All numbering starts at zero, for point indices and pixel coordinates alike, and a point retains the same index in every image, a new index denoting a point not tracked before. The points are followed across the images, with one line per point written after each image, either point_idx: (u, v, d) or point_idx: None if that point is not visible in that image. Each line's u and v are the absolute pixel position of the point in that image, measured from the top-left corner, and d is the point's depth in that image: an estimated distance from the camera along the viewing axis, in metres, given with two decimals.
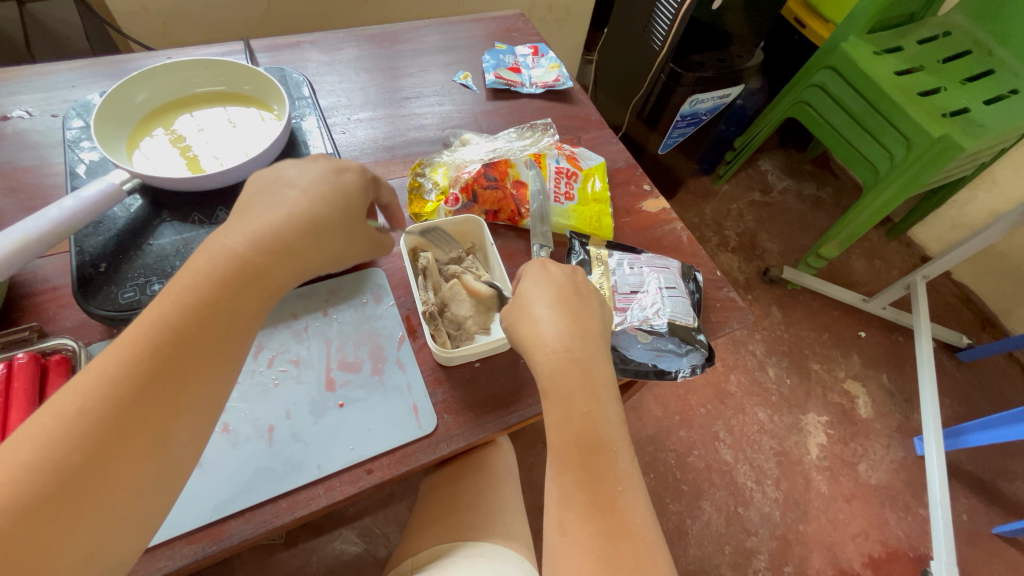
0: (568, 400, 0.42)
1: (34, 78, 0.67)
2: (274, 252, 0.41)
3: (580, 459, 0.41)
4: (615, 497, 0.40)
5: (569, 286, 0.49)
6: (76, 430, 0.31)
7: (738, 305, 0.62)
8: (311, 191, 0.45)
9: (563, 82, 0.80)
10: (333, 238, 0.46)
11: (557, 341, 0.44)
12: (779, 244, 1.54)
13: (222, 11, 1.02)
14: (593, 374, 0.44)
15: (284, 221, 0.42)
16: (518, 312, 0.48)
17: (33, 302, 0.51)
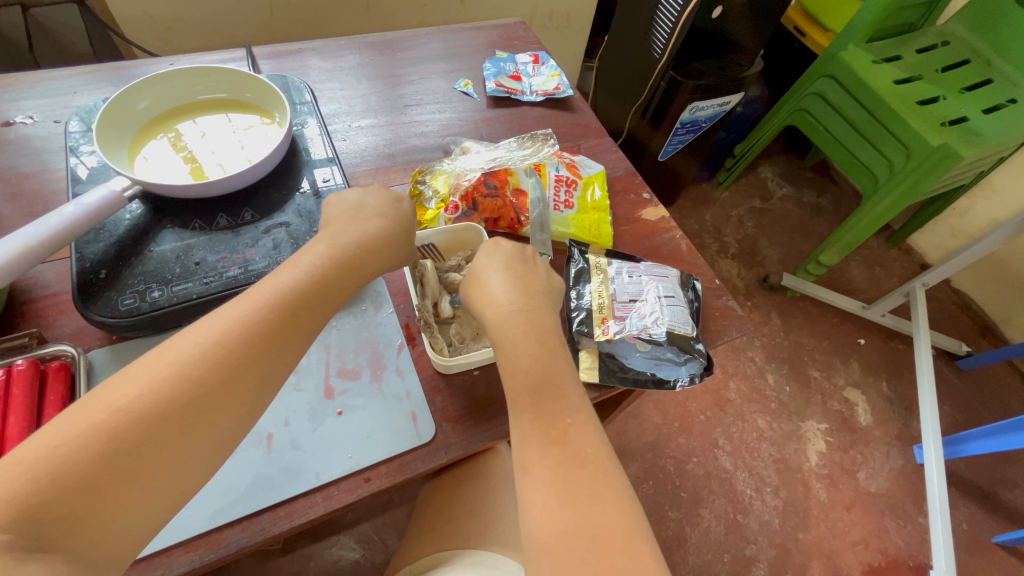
0: (515, 346, 0.44)
1: (37, 83, 0.68)
2: (367, 263, 0.47)
3: (532, 400, 0.42)
4: (566, 429, 0.40)
5: (518, 254, 0.52)
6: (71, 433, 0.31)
7: (737, 313, 0.62)
8: (385, 208, 0.51)
9: (563, 90, 0.81)
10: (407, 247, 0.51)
11: (509, 298, 0.47)
12: (778, 251, 1.54)
13: (224, 17, 1.02)
14: (541, 323, 0.46)
15: (376, 239, 0.48)
16: (473, 280, 0.50)
17: (33, 307, 0.51)
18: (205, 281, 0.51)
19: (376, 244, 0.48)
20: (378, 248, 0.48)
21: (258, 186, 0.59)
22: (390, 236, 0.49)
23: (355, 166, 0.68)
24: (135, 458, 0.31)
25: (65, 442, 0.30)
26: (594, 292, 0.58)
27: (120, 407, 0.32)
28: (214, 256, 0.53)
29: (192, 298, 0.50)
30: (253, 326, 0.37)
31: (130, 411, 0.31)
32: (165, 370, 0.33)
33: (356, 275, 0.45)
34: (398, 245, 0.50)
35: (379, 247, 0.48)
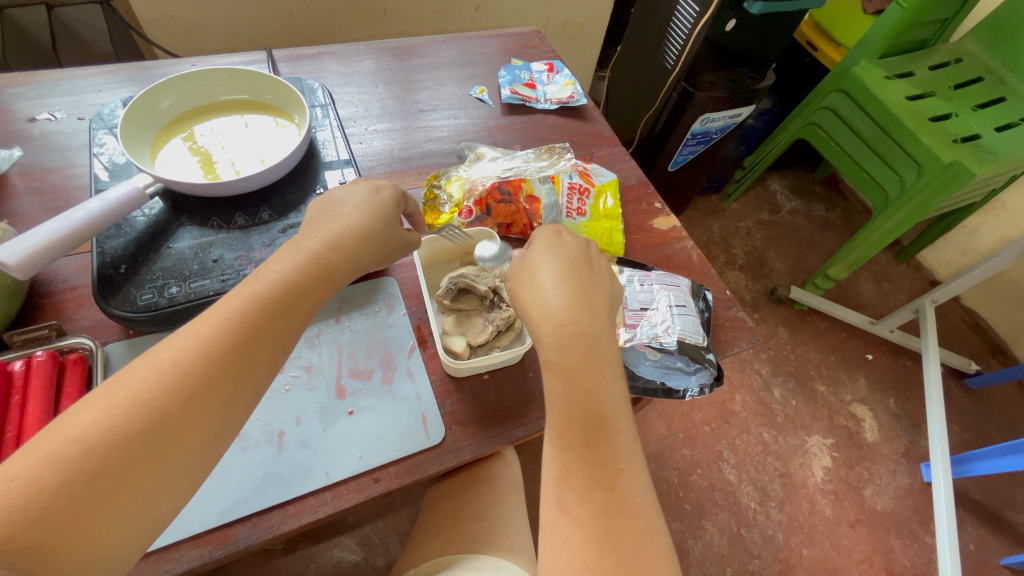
0: (573, 370, 0.43)
1: (63, 81, 0.69)
2: (338, 267, 0.46)
3: (584, 437, 0.41)
4: (617, 475, 0.40)
5: (581, 258, 0.49)
6: (89, 431, 0.32)
7: (746, 324, 0.62)
8: (355, 214, 0.49)
9: (577, 99, 0.82)
10: (390, 236, 0.51)
11: (560, 306, 0.45)
12: (786, 264, 1.54)
13: (245, 20, 1.04)
14: (598, 351, 0.44)
15: (350, 244, 0.47)
16: (527, 268, 0.49)
17: (52, 300, 0.52)
18: (222, 278, 0.52)
19: (359, 234, 0.48)
20: (352, 250, 0.47)
21: (277, 185, 0.60)
22: (368, 237, 0.48)
23: (371, 168, 0.69)
24: (135, 453, 0.33)
25: (16, 479, 0.30)
26: None
27: (74, 445, 0.31)
28: (231, 254, 0.54)
29: (208, 294, 0.51)
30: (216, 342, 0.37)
31: (83, 444, 0.32)
32: (115, 405, 0.33)
33: (326, 283, 0.45)
34: (373, 249, 0.49)
35: (349, 253, 0.47)
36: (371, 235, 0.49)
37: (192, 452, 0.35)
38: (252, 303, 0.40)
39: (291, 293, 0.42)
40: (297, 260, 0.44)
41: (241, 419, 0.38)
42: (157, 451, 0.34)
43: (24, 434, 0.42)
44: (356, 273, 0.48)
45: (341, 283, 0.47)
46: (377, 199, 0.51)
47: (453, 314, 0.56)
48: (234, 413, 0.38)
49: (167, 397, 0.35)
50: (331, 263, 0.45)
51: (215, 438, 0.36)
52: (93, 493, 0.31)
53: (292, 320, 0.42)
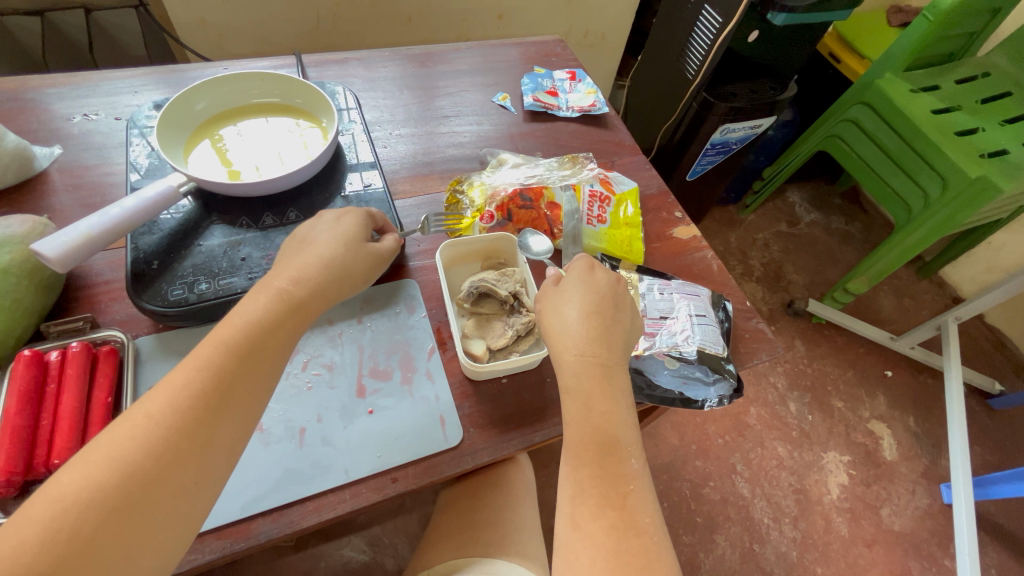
0: (589, 399, 0.43)
1: (102, 82, 0.72)
2: (308, 304, 0.44)
3: (597, 456, 0.41)
4: (627, 494, 0.40)
5: (609, 294, 0.50)
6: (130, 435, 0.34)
7: (766, 336, 0.62)
8: (322, 247, 0.47)
9: (598, 107, 0.82)
10: (363, 255, 0.49)
11: (580, 338, 0.46)
12: (804, 276, 1.53)
13: (275, 25, 1.06)
14: (613, 378, 0.45)
15: (322, 278, 0.45)
16: (554, 298, 0.50)
17: (86, 293, 0.53)
18: (250, 276, 0.53)
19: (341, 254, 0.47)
20: (327, 290, 0.46)
21: (304, 186, 0.61)
22: (340, 270, 0.47)
23: (394, 172, 0.70)
24: (169, 453, 0.34)
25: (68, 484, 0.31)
26: None
27: (53, 505, 0.30)
28: (259, 253, 0.55)
29: (236, 291, 0.52)
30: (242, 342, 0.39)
31: (127, 445, 0.33)
32: (97, 470, 0.32)
33: (296, 320, 0.43)
34: (349, 279, 0.48)
35: (325, 290, 0.46)
36: (346, 265, 0.47)
37: (176, 503, 0.34)
38: (248, 329, 0.40)
39: (267, 335, 0.41)
40: (265, 304, 0.42)
41: (220, 463, 0.37)
42: (136, 504, 0.32)
43: (58, 420, 0.44)
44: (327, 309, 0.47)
45: (313, 318, 0.45)
46: (342, 224, 0.50)
47: (473, 317, 0.56)
48: (211, 458, 0.36)
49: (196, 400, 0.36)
50: (300, 298, 0.43)
51: (194, 487, 0.35)
52: (68, 566, 0.29)
53: (265, 360, 0.40)
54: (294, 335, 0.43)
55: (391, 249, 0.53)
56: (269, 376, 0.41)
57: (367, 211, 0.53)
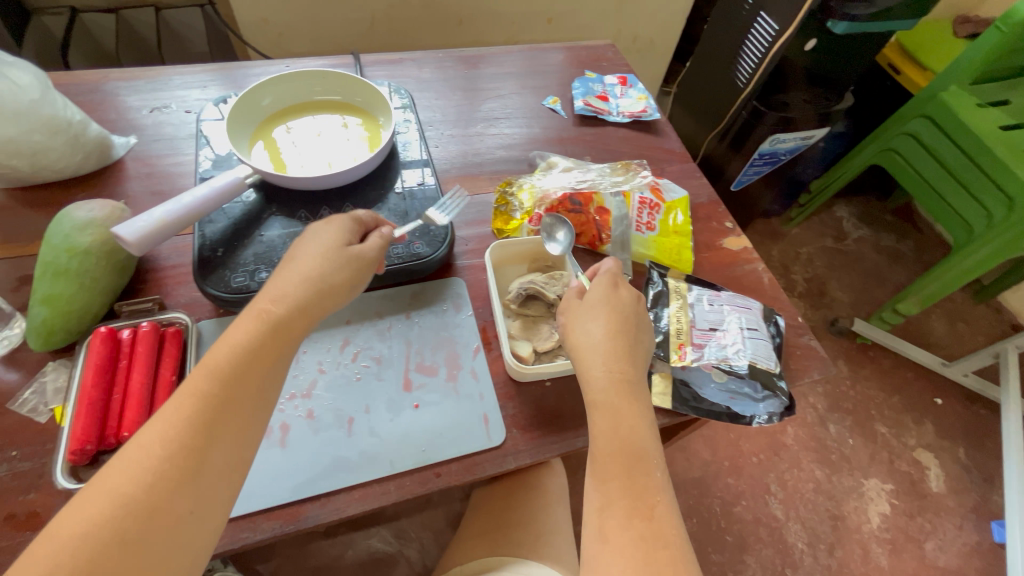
0: (618, 415, 0.43)
1: (176, 77, 0.75)
2: (291, 322, 0.43)
3: (626, 467, 0.41)
4: (654, 505, 0.40)
5: (633, 313, 0.49)
6: (168, 426, 0.35)
7: (818, 354, 0.60)
8: (302, 265, 0.45)
9: (649, 113, 0.81)
10: (340, 264, 0.46)
11: (605, 359, 0.45)
12: (850, 294, 1.47)
13: (332, 25, 1.09)
14: (639, 394, 0.45)
15: (303, 295, 0.43)
16: (579, 314, 0.49)
17: (154, 276, 0.55)
18: None
19: (332, 260, 0.46)
20: (313, 309, 0.44)
21: (359, 183, 0.62)
22: (324, 287, 0.45)
23: (445, 171, 0.71)
24: (203, 439, 0.35)
25: (117, 474, 0.33)
26: (672, 317, 0.57)
27: (105, 496, 0.32)
28: None
29: None
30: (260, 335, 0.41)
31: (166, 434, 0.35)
32: (104, 505, 0.31)
33: (281, 340, 0.42)
34: (334, 295, 0.46)
35: (310, 308, 0.44)
36: (326, 280, 0.45)
37: (212, 488, 0.35)
38: (264, 328, 0.41)
39: (251, 358, 0.40)
40: (249, 328, 0.41)
41: (237, 465, 0.37)
42: (178, 488, 0.33)
43: (127, 397, 0.46)
44: (315, 324, 0.45)
45: (301, 334, 0.44)
46: (322, 236, 0.48)
47: (520, 318, 0.57)
48: (206, 482, 0.35)
49: (224, 387, 0.38)
50: (279, 316, 0.42)
51: (226, 474, 0.36)
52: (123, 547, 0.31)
53: (253, 382, 0.39)
54: (283, 357, 0.42)
55: (375, 249, 0.49)
56: (260, 396, 0.39)
57: (349, 215, 0.50)
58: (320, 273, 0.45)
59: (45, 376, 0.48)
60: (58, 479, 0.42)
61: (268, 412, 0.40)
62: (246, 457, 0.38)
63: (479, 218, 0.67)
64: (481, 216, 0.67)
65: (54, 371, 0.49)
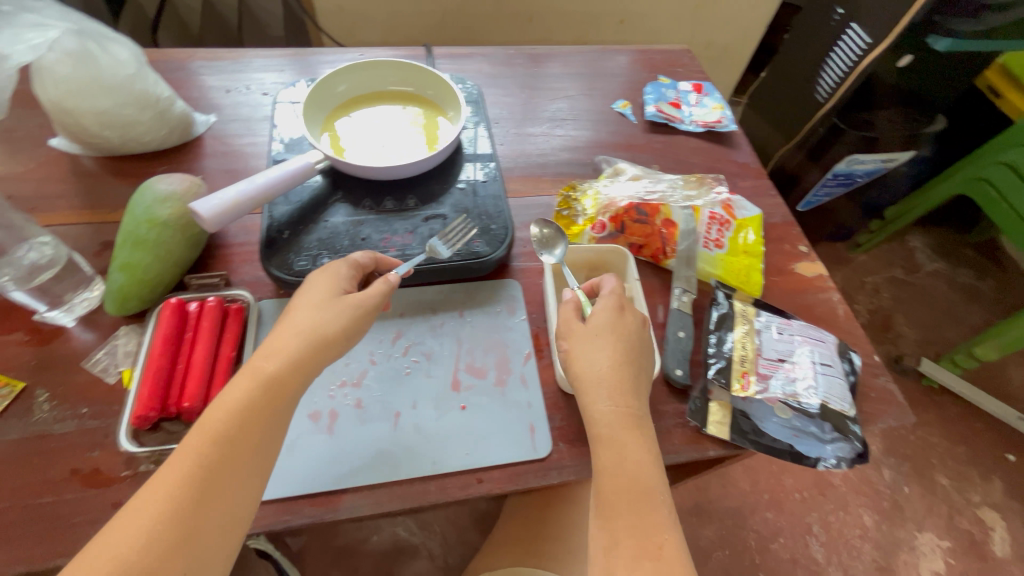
0: (623, 448, 0.41)
1: (256, 60, 0.77)
2: (287, 377, 0.41)
3: (631, 504, 0.39)
4: (663, 543, 0.38)
5: (637, 342, 0.47)
6: (168, 488, 0.35)
7: (895, 399, 0.55)
8: (299, 320, 0.43)
9: (724, 124, 0.77)
10: (336, 312, 0.44)
11: (609, 393, 0.43)
12: (917, 331, 1.37)
13: (404, 16, 1.10)
14: (645, 429, 0.43)
15: (298, 351, 0.42)
16: (580, 343, 0.46)
17: (222, 252, 0.57)
18: None
19: (333, 308, 0.44)
20: (309, 365, 0.42)
21: (424, 176, 0.62)
22: (320, 339, 0.43)
23: (508, 170, 0.70)
24: (198, 499, 0.35)
25: (116, 538, 0.33)
26: (737, 342, 0.54)
27: (100, 560, 0.32)
28: (378, 236, 0.57)
29: None
30: (257, 390, 0.40)
31: (163, 495, 0.35)
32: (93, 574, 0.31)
33: (277, 397, 0.40)
34: (331, 349, 0.44)
35: (307, 364, 0.42)
36: (322, 332, 0.43)
37: (208, 550, 0.35)
38: (262, 383, 0.40)
39: (243, 421, 0.38)
40: (244, 386, 0.39)
41: (231, 524, 0.36)
42: (171, 553, 0.33)
43: (189, 369, 0.47)
44: (315, 375, 0.43)
45: (299, 389, 0.42)
46: (317, 285, 0.46)
47: None
48: (200, 547, 0.34)
49: (221, 444, 0.37)
50: (271, 371, 0.41)
51: (221, 537, 0.35)
52: None
53: (249, 441, 0.38)
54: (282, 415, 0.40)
55: (378, 294, 0.47)
56: (258, 456, 0.38)
57: (348, 262, 0.49)
58: (320, 323, 0.43)
59: (118, 339, 0.50)
60: (122, 441, 0.44)
61: (266, 472, 0.39)
62: (244, 517, 0.37)
63: (538, 220, 0.65)
64: (541, 218, 0.65)
65: (125, 335, 0.51)
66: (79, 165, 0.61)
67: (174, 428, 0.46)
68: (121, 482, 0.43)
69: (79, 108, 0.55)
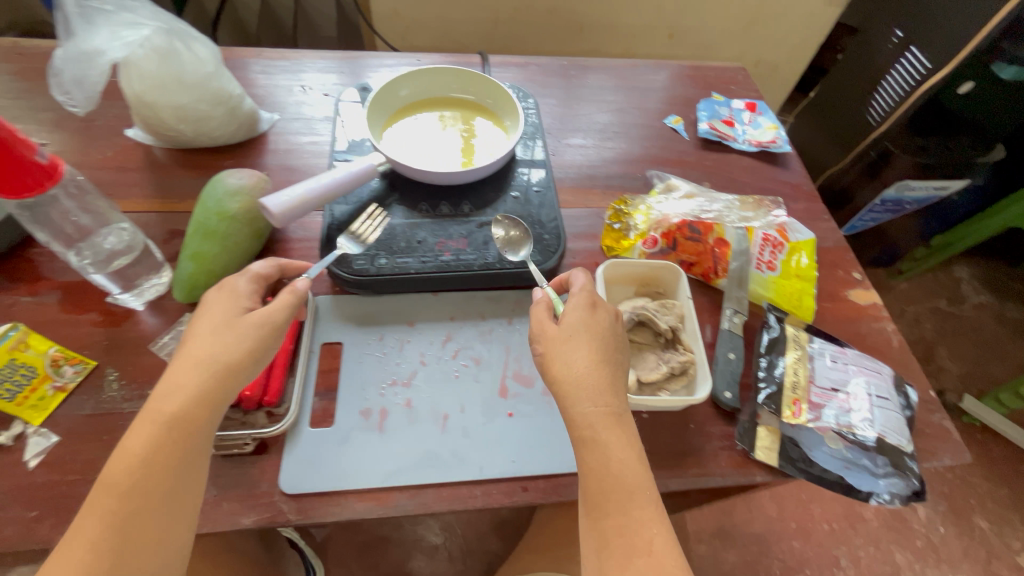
0: (607, 448, 0.41)
1: (318, 59, 0.79)
2: (189, 413, 0.39)
3: (621, 504, 0.40)
4: (652, 538, 0.39)
5: (613, 339, 0.46)
6: (84, 549, 0.35)
7: (952, 436, 0.53)
8: (195, 351, 0.41)
9: (779, 144, 0.77)
10: (238, 336, 0.42)
11: (591, 395, 0.42)
12: (961, 365, 1.32)
13: (457, 23, 1.12)
14: (626, 423, 0.43)
15: (199, 383, 0.40)
16: (558, 344, 0.45)
17: (282, 246, 0.59)
18: (423, 259, 0.56)
19: (229, 334, 0.42)
20: (217, 395, 0.41)
21: (480, 183, 0.63)
22: (223, 366, 0.41)
23: (560, 180, 0.70)
24: (118, 554, 0.36)
25: None
26: (789, 368, 0.53)
27: None
28: (434, 239, 0.58)
29: (410, 272, 0.55)
30: (159, 434, 0.38)
31: (78, 557, 0.35)
32: None
33: (184, 432, 0.39)
34: (240, 373, 0.42)
35: (214, 393, 0.41)
36: (224, 359, 0.41)
37: None
38: (165, 423, 0.39)
39: (150, 469, 0.38)
40: (146, 431, 0.38)
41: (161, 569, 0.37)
42: None
43: None
44: (225, 401, 0.41)
45: (210, 419, 0.40)
46: (213, 308, 0.43)
47: None
48: None
49: (132, 493, 0.37)
50: (174, 410, 0.39)
51: None
52: None
53: (160, 485, 0.38)
54: (196, 446, 0.40)
55: (283, 309, 0.44)
56: (175, 494, 0.38)
57: (247, 276, 0.46)
58: (217, 352, 0.41)
59: (182, 325, 0.52)
60: None
61: (190, 508, 0.39)
62: (176, 559, 0.38)
63: (588, 232, 0.65)
64: (590, 230, 0.65)
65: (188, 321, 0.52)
66: (152, 156, 0.64)
67: (231, 415, 0.47)
68: None
69: (160, 103, 0.58)
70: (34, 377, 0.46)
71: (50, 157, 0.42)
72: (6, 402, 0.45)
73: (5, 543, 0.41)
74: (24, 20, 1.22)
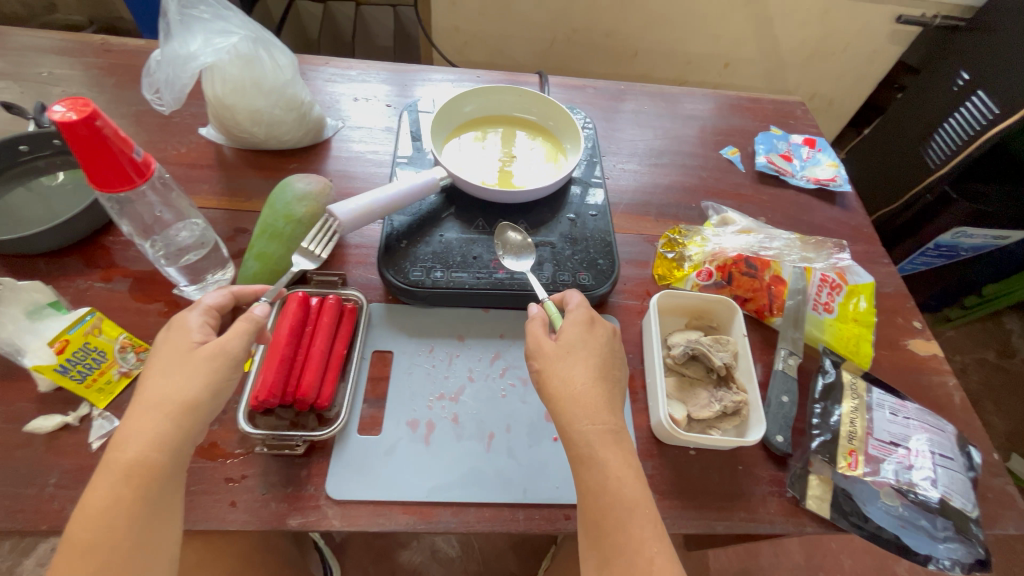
0: (605, 467, 0.41)
1: (384, 70, 0.82)
2: (151, 459, 0.38)
3: (620, 521, 0.39)
4: (653, 558, 0.38)
5: (610, 356, 0.46)
6: None
7: (1017, 504, 0.51)
8: (145, 396, 0.39)
9: (838, 183, 0.75)
10: (188, 373, 0.40)
11: (591, 410, 0.42)
12: (1009, 423, 1.25)
13: (514, 40, 1.14)
14: (626, 442, 0.43)
15: (157, 427, 0.39)
16: (555, 359, 0.45)
17: (340, 252, 0.60)
18: (477, 275, 0.57)
19: (179, 376, 0.40)
20: (173, 438, 0.39)
21: (537, 203, 0.64)
22: (176, 407, 0.39)
23: (614, 203, 0.70)
24: None
25: None
26: (845, 417, 0.51)
27: None
28: (489, 256, 0.58)
29: (465, 287, 0.56)
30: (121, 486, 0.37)
31: None
32: None
33: (148, 478, 0.38)
34: (198, 411, 0.40)
35: (171, 435, 0.39)
36: (175, 398, 0.39)
37: None
38: (127, 470, 0.37)
39: (112, 523, 0.37)
40: (105, 484, 0.37)
41: None
42: None
43: (305, 363, 0.49)
44: (186, 442, 0.40)
45: (174, 461, 0.39)
46: (164, 348, 0.42)
47: (676, 376, 0.53)
48: None
49: (104, 543, 0.36)
50: (133, 455, 0.38)
51: None
52: None
53: (133, 534, 0.37)
54: (166, 485, 0.38)
55: (238, 336, 0.42)
56: (146, 543, 0.37)
57: (197, 310, 0.44)
58: (174, 394, 0.39)
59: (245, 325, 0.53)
60: (240, 421, 0.46)
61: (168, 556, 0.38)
62: None
63: (641, 259, 0.64)
64: (642, 257, 0.65)
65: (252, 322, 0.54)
66: (222, 155, 0.67)
67: (286, 415, 0.48)
68: (234, 459, 0.46)
69: (238, 106, 0.60)
70: (102, 363, 0.47)
71: (144, 156, 0.42)
72: (77, 384, 0.46)
73: (65, 522, 0.42)
74: (103, 15, 1.29)
